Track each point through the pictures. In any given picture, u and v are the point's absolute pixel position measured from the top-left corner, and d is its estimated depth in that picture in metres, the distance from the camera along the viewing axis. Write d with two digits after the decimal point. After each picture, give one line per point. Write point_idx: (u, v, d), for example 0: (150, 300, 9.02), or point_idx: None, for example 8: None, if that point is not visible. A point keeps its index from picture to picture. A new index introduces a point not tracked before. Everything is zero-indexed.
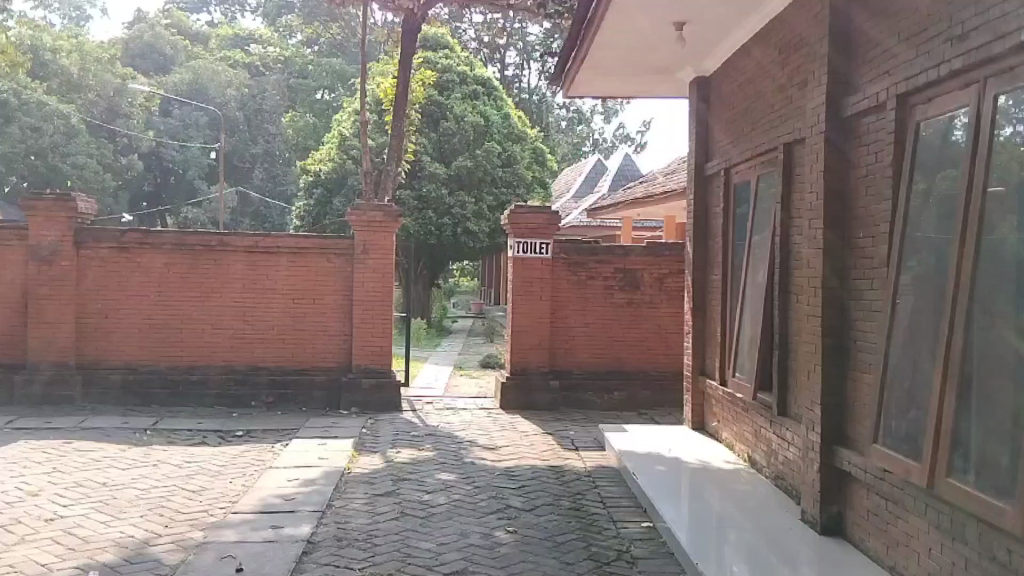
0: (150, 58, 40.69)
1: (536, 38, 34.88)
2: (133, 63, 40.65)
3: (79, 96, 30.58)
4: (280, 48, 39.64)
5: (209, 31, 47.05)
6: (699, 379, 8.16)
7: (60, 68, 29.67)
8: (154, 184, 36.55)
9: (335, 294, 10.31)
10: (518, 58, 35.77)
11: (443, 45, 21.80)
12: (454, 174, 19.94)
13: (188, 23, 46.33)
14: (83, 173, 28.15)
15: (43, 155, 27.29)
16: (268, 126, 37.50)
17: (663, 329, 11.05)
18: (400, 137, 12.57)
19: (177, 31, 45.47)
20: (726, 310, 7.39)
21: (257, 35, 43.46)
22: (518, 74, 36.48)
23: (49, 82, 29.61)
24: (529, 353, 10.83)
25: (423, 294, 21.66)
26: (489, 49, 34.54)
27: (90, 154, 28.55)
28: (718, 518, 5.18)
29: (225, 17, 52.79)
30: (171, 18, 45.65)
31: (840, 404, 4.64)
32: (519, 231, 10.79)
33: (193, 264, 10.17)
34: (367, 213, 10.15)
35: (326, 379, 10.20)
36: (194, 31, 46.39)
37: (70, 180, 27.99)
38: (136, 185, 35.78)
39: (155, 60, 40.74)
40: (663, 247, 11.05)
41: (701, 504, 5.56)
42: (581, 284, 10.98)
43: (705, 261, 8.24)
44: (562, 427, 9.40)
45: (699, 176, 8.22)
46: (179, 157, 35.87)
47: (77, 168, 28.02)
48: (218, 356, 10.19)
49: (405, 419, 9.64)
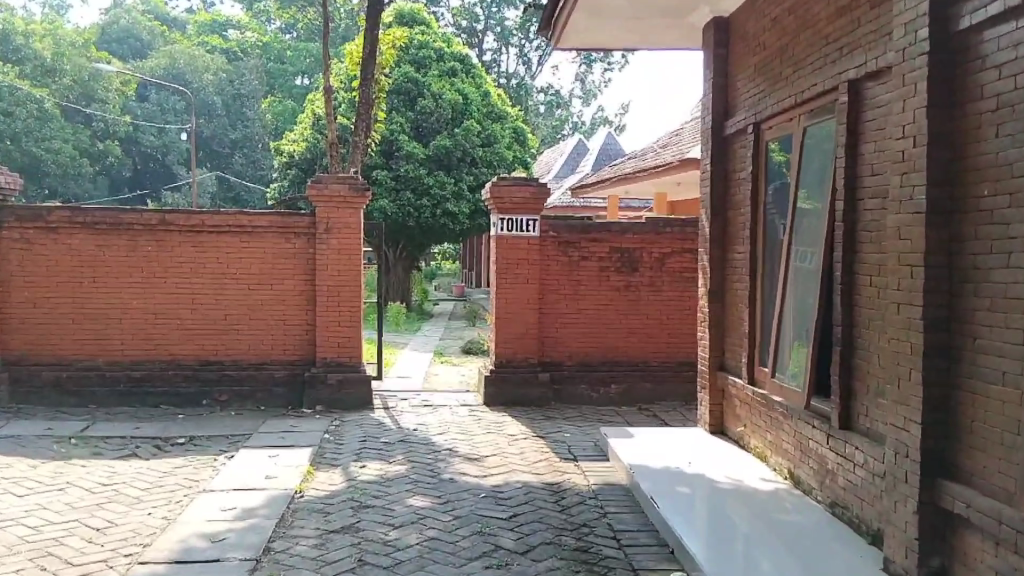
0: (127, 43, 38.75)
1: (516, 19, 33.40)
2: (109, 49, 38.50)
3: (54, 81, 30.38)
4: (258, 32, 38.20)
5: (187, 17, 45.21)
6: (719, 376, 7.18)
7: (32, 53, 29.75)
8: (132, 169, 34.82)
9: (295, 277, 8.96)
10: (496, 44, 34.42)
11: (419, 22, 20.35)
12: (433, 154, 18.53)
13: (167, 10, 44.33)
14: (59, 158, 28.30)
15: (17, 141, 27.26)
16: (247, 111, 35.91)
17: (664, 315, 9.89)
18: (369, 108, 11.18)
19: (155, 15, 43.56)
20: (755, 294, 6.34)
21: (233, 19, 41.46)
22: (497, 59, 35.18)
23: (22, 66, 29.64)
24: (515, 344, 9.54)
25: (403, 279, 20.55)
26: (468, 31, 33.11)
27: (66, 139, 28.68)
28: (752, 558, 4.24)
29: (205, 3, 50.77)
30: (148, 4, 43.86)
31: (960, 414, 3.62)
32: (502, 206, 9.44)
33: (133, 246, 8.74)
34: (329, 186, 8.76)
35: (287, 374, 8.86)
36: (172, 18, 44.37)
37: (46, 165, 28.10)
38: (116, 172, 33.87)
39: (132, 46, 38.81)
40: (666, 224, 9.80)
41: (735, 536, 4.63)
42: (572, 265, 9.71)
43: (725, 239, 7.17)
44: (556, 430, 8.15)
45: (717, 138, 7.16)
46: (157, 141, 34.31)
47: (52, 153, 28.14)
48: (164, 349, 8.79)
49: (375, 420, 8.36)
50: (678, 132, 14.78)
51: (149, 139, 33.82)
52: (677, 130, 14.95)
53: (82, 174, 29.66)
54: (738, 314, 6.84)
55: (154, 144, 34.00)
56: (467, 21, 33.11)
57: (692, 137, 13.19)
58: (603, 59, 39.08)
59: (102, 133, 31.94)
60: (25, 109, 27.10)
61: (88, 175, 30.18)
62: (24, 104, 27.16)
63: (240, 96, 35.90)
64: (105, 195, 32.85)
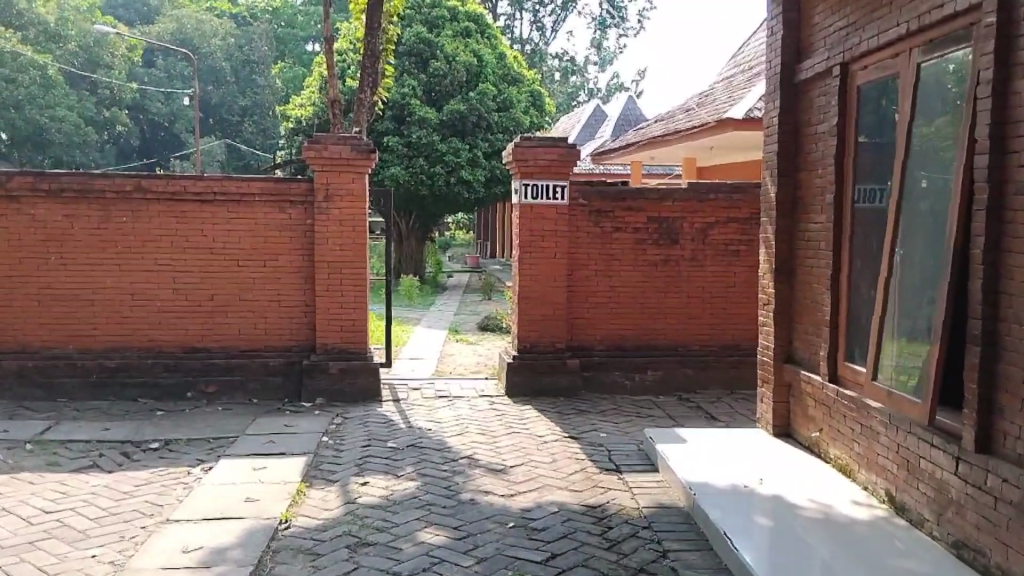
0: (132, 7, 37.33)
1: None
2: (117, 15, 37.40)
3: (58, 47, 28.97)
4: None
5: None
6: (786, 370, 6.17)
7: (36, 19, 27.93)
8: (139, 138, 33.69)
9: (292, 252, 7.75)
10: (509, 7, 33.08)
11: None
12: (446, 120, 17.28)
13: None
14: (64, 126, 27.22)
15: (20, 108, 26.17)
16: (257, 79, 34.57)
17: (707, 294, 8.75)
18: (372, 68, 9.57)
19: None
20: (840, 270, 5.35)
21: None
22: (512, 23, 33.65)
23: (26, 33, 27.99)
24: (542, 325, 8.42)
25: (415, 250, 19.51)
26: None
27: (70, 106, 27.56)
28: None
29: None
30: None
31: None
32: (526, 171, 8.27)
33: (105, 217, 7.49)
34: (329, 147, 7.51)
35: (283, 363, 7.75)
36: None
37: (50, 132, 27.03)
38: (123, 139, 32.83)
39: (138, 11, 37.38)
40: (710, 191, 8.59)
41: None
42: (605, 238, 8.54)
43: (795, 207, 6.03)
44: (589, 430, 7.07)
45: (787, 84, 5.97)
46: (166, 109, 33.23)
47: (56, 121, 27.05)
48: (143, 335, 7.63)
49: (381, 417, 7.29)
50: (710, 92, 13.45)
51: (156, 107, 32.76)
52: (708, 90, 13.61)
53: (87, 143, 28.55)
54: (816, 296, 5.73)
55: (163, 111, 32.93)
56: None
57: (730, 94, 11.81)
58: (620, 23, 37.38)
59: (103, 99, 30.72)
60: (29, 75, 26.00)
61: (93, 143, 29.06)
62: (27, 70, 26.02)
63: (250, 62, 34.45)
64: (111, 163, 31.86)
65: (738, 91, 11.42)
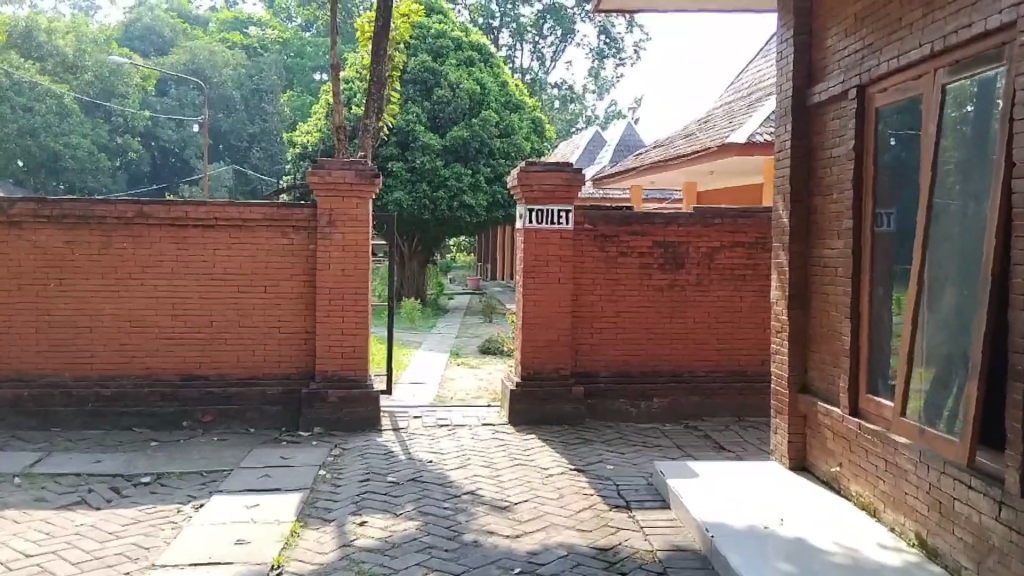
0: (148, 40, 37.47)
1: (531, 15, 32.67)
2: (133, 47, 37.42)
3: (75, 78, 29.10)
4: (277, 28, 37.03)
5: (205, 12, 43.83)
6: (801, 401, 5.89)
7: (54, 50, 28.41)
8: (150, 164, 33.71)
9: (293, 279, 7.53)
10: (510, 39, 33.41)
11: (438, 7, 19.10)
12: (449, 146, 17.16)
13: (186, 4, 43.01)
14: (78, 154, 27.23)
15: (36, 136, 26.21)
16: (263, 106, 34.64)
17: (713, 319, 8.51)
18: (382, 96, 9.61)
19: (171, 8, 42.13)
20: (861, 298, 5.12)
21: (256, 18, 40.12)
22: (512, 54, 33.84)
23: (45, 64, 28.27)
24: (544, 351, 8.17)
25: (418, 273, 19.35)
26: (484, 27, 32.15)
27: (85, 134, 27.62)
28: None
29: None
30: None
31: None
32: (531, 196, 8.07)
33: (106, 243, 7.26)
34: (331, 172, 7.32)
35: (281, 391, 7.47)
36: (192, 12, 43.09)
37: (65, 162, 27.08)
38: (136, 165, 32.85)
39: (154, 42, 37.47)
40: (716, 215, 8.37)
41: None
42: (610, 263, 8.32)
43: (808, 233, 5.78)
44: (596, 462, 6.78)
45: (799, 107, 5.73)
46: (176, 137, 33.26)
47: (71, 148, 27.08)
48: (139, 362, 7.34)
49: (380, 447, 7.01)
50: (710, 117, 13.27)
51: (168, 135, 32.90)
52: (707, 115, 13.42)
53: (100, 169, 28.53)
54: (834, 325, 5.47)
55: (173, 138, 33.02)
56: (483, 12, 31.88)
57: (731, 119, 11.60)
58: (615, 55, 37.39)
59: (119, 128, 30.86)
60: (45, 104, 26.04)
61: (108, 171, 29.09)
62: (44, 99, 26.08)
63: (259, 91, 34.33)
64: (125, 190, 31.91)
65: (738, 116, 11.24)
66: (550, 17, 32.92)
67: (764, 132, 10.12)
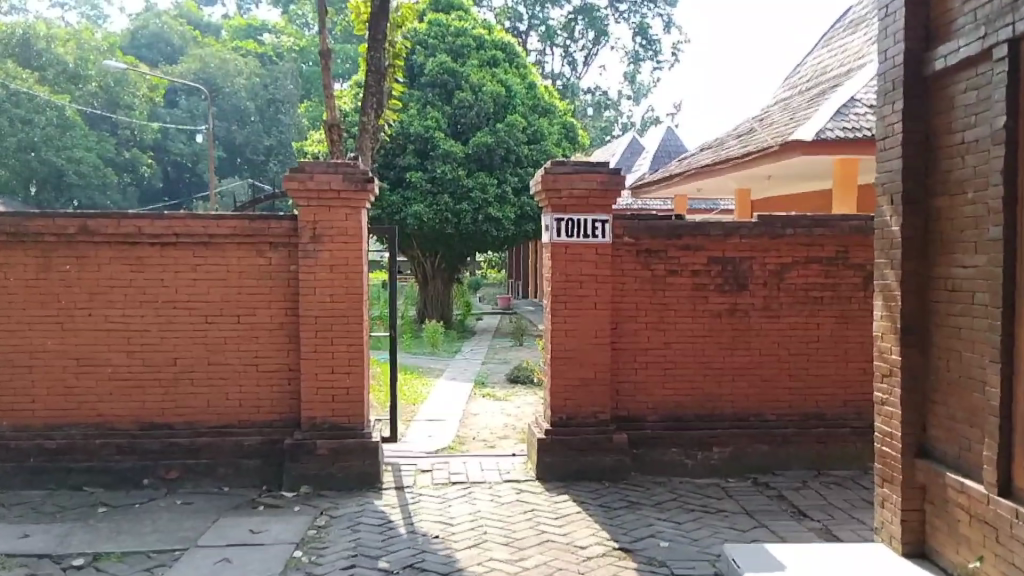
0: (155, 47, 37.21)
1: (561, 17, 31.75)
2: (140, 55, 37.20)
3: (77, 87, 28.76)
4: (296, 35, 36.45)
5: (222, 22, 43.57)
6: (919, 467, 4.47)
7: (55, 58, 27.67)
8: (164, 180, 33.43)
9: (273, 306, 6.34)
10: (539, 42, 32.52)
11: (456, 7, 18.06)
12: (472, 153, 15.97)
13: (200, 14, 42.81)
14: (81, 167, 26.84)
15: (38, 150, 25.84)
16: (282, 118, 34.18)
17: (783, 351, 7.09)
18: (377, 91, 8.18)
19: (188, 22, 42.03)
20: (1017, 335, 3.72)
21: (271, 23, 39.58)
22: (542, 58, 32.89)
23: (45, 73, 27.54)
24: (579, 391, 6.82)
25: (442, 293, 18.16)
26: (511, 29, 31.36)
27: (88, 149, 27.36)
28: None
29: (241, 10, 49.57)
30: (180, 9, 42.04)
31: None
32: (560, 203, 6.74)
33: (45, 265, 6.13)
34: (315, 178, 6.10)
35: (261, 442, 6.30)
36: (206, 22, 42.90)
37: (64, 173, 26.54)
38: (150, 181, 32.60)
39: (160, 50, 37.27)
40: (786, 224, 6.95)
41: None
42: (657, 284, 6.96)
43: (928, 244, 4.40)
44: (646, 536, 5.42)
45: (913, 81, 4.37)
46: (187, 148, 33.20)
47: (73, 162, 26.63)
48: (90, 409, 6.23)
49: (378, 514, 5.74)
50: (766, 114, 11.96)
51: (178, 147, 32.61)
52: (763, 113, 12.07)
53: (107, 184, 28.27)
54: (970, 369, 4.07)
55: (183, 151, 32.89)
56: (508, 15, 30.94)
57: (791, 115, 10.28)
58: (652, 57, 36.29)
59: (126, 140, 30.60)
60: (45, 116, 25.71)
61: (112, 187, 28.78)
62: (43, 111, 25.70)
63: (276, 101, 33.99)
64: (136, 204, 31.64)
65: (800, 113, 9.89)
66: (582, 17, 31.87)
67: (835, 128, 8.76)
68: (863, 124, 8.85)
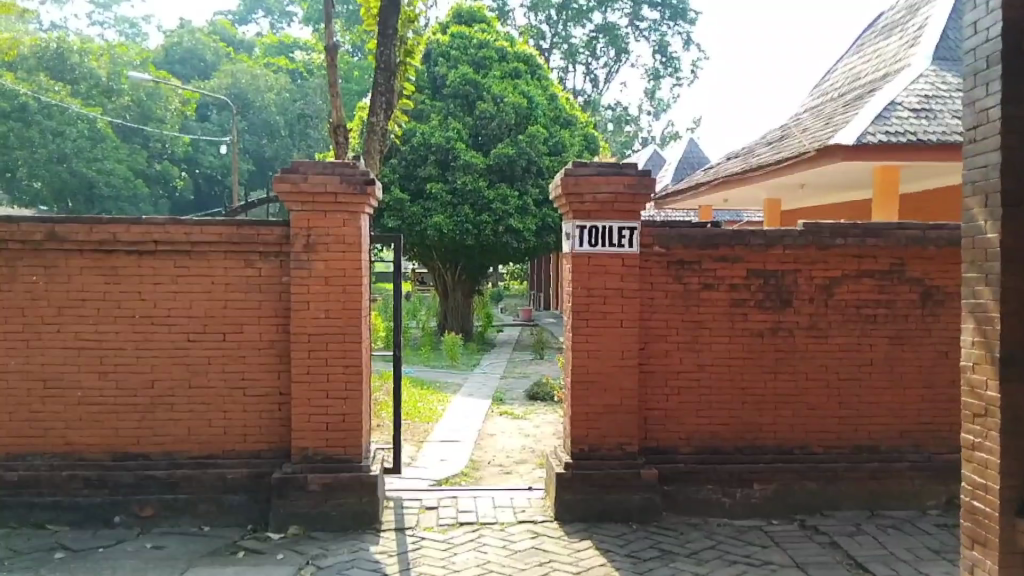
0: (190, 64, 37.17)
1: (583, 36, 31.16)
2: (172, 70, 37.08)
3: (109, 102, 28.56)
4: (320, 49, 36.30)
5: (253, 38, 43.63)
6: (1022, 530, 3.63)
7: (88, 73, 27.51)
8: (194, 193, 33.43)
9: (262, 323, 5.67)
10: (562, 60, 31.93)
11: (480, 21, 17.45)
12: (494, 165, 15.31)
13: (234, 31, 42.76)
14: (112, 180, 26.75)
15: (67, 162, 25.63)
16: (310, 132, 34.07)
17: (834, 375, 6.26)
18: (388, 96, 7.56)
19: (222, 40, 42.12)
20: None
21: (301, 41, 39.55)
22: (564, 75, 32.28)
23: (77, 86, 27.40)
24: (604, 420, 6.04)
25: (463, 305, 17.52)
26: (534, 48, 30.84)
27: (118, 161, 27.11)
28: None
29: (272, 26, 49.74)
30: (213, 25, 42.15)
31: None
32: (584, 209, 5.98)
33: (9, 275, 5.51)
34: (304, 181, 5.42)
35: (245, 475, 5.61)
36: (239, 40, 42.99)
37: (94, 185, 26.46)
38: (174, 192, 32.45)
39: (195, 67, 37.25)
40: (835, 233, 6.12)
41: None
42: (692, 300, 6.17)
43: None
44: None
45: (1012, 57, 3.58)
46: (218, 161, 33.22)
47: (104, 174, 26.54)
48: (56, 436, 5.58)
49: (371, 564, 4.99)
50: (796, 121, 11.15)
51: (208, 160, 32.76)
52: (793, 122, 11.24)
53: (137, 197, 28.21)
54: None
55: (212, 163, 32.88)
56: (530, 31, 30.39)
57: (827, 120, 9.46)
58: (674, 74, 35.56)
59: (157, 154, 30.78)
60: (76, 128, 25.53)
61: (144, 198, 28.67)
62: (74, 123, 25.53)
63: (304, 117, 33.96)
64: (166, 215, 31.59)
65: (839, 117, 9.06)
66: (604, 36, 31.23)
67: (876, 132, 7.93)
68: (907, 128, 8.00)
